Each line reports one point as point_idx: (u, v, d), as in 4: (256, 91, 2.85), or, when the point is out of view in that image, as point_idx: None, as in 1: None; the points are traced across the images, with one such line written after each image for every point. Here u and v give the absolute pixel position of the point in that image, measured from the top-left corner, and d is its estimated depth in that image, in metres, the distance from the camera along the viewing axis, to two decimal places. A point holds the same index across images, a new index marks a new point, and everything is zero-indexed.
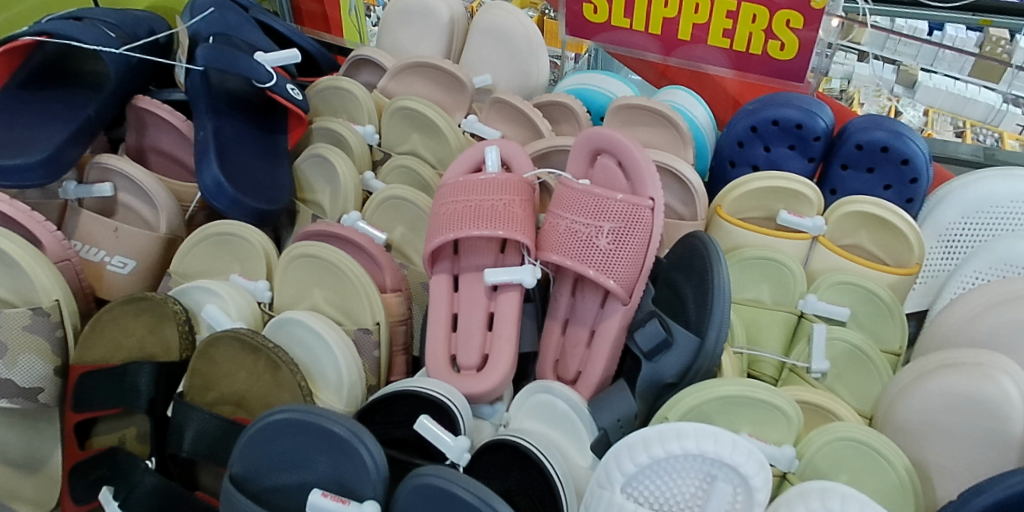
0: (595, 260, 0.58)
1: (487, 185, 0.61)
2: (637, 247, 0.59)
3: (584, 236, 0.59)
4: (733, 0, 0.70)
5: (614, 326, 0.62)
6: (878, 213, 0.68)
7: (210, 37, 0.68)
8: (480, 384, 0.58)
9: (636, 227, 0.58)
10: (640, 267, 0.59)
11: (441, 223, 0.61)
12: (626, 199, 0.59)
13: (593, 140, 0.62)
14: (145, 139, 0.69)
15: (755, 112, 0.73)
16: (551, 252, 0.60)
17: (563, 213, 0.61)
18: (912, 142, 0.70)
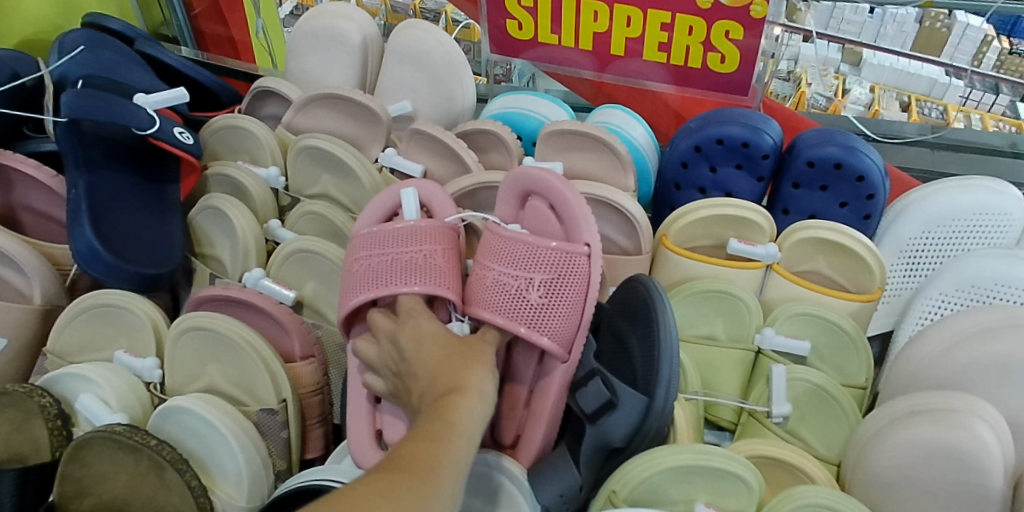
0: (527, 317, 0.51)
1: (404, 235, 0.53)
2: (573, 299, 0.52)
3: (513, 289, 0.51)
4: (666, 12, 0.64)
5: (552, 388, 0.55)
6: (833, 238, 0.63)
7: (79, 81, 0.61)
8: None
9: (571, 277, 0.52)
10: (577, 320, 0.53)
11: (351, 283, 0.53)
12: (560, 246, 0.52)
13: (522, 179, 0.55)
14: (13, 198, 0.61)
15: (698, 130, 0.67)
16: (478, 309, 0.52)
17: (490, 264, 0.53)
18: (866, 156, 0.64)
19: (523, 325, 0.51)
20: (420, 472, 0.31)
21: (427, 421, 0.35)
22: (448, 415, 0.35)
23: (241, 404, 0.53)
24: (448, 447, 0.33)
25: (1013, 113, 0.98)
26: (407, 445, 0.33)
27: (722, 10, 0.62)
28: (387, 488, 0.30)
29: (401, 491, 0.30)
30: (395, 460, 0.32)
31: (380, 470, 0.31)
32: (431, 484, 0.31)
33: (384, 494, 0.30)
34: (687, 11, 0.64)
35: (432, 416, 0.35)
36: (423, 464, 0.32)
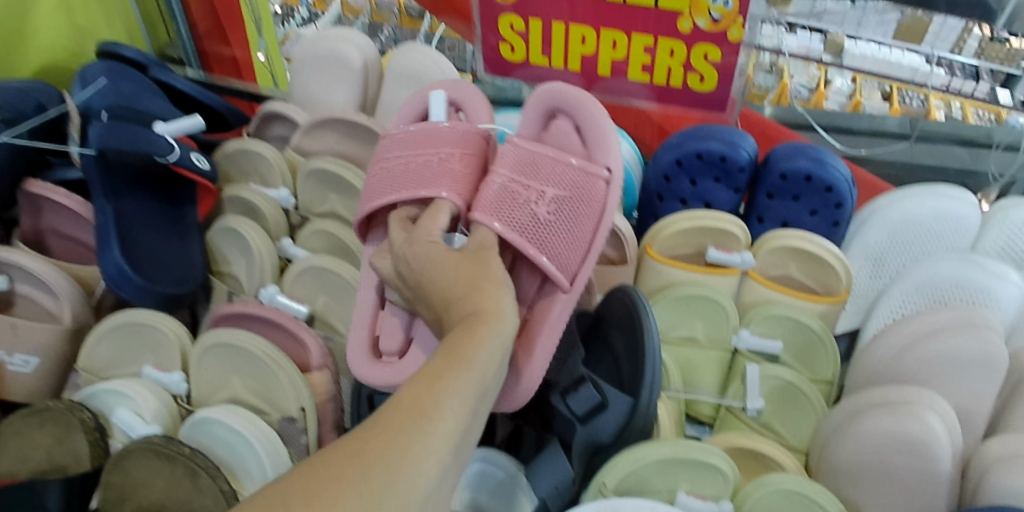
0: (532, 231, 0.50)
1: (434, 138, 0.55)
2: (582, 222, 0.52)
3: (521, 197, 0.51)
4: (650, 36, 0.69)
5: (551, 315, 0.51)
6: (804, 247, 0.68)
7: (104, 111, 0.65)
8: (394, 373, 0.49)
9: (587, 198, 0.52)
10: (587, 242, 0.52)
11: (376, 190, 0.54)
12: (579, 164, 0.52)
13: (552, 94, 0.55)
14: (42, 222, 0.67)
15: (680, 146, 0.72)
16: (478, 212, 0.49)
17: (499, 169, 0.52)
18: (834, 169, 0.69)
19: (527, 241, 0.49)
20: (417, 415, 0.31)
21: (435, 361, 0.35)
22: (459, 356, 0.34)
23: (262, 412, 0.58)
24: (454, 386, 0.33)
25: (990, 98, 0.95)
26: (411, 383, 0.33)
27: (700, 34, 0.67)
28: (379, 424, 0.30)
29: (394, 433, 0.29)
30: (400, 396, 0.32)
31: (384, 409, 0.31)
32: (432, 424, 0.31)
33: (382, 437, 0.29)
34: (669, 34, 0.68)
35: (442, 356, 0.35)
36: (425, 405, 0.31)
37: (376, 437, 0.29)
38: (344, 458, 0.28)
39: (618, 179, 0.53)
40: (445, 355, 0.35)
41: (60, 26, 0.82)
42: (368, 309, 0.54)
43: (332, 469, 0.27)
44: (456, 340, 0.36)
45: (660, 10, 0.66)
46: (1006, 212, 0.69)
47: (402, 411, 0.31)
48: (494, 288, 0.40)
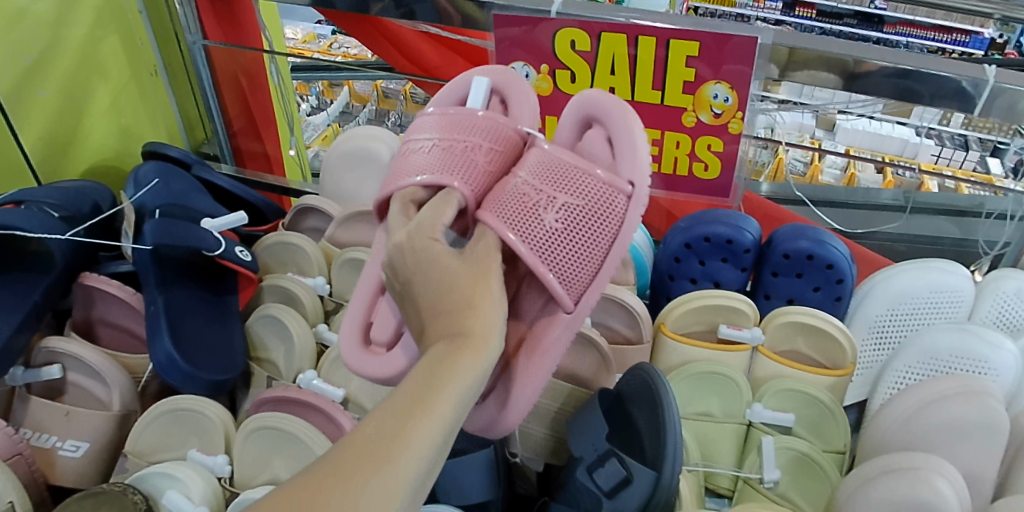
0: (540, 241, 0.51)
1: (465, 126, 0.55)
2: (597, 236, 0.53)
3: (534, 203, 0.52)
4: (657, 130, 0.74)
5: (547, 334, 0.52)
6: (809, 321, 0.72)
7: (157, 210, 0.71)
8: (382, 367, 0.50)
9: (605, 213, 0.53)
10: (599, 261, 0.53)
11: (392, 173, 0.55)
12: (603, 178, 0.53)
13: (595, 102, 0.56)
14: (93, 313, 0.71)
15: (688, 229, 0.76)
16: (486, 211, 0.51)
17: (519, 171, 0.53)
18: (834, 247, 0.72)
19: (534, 251, 0.51)
20: (382, 453, 0.34)
21: (417, 378, 0.38)
22: (437, 384, 0.37)
23: None
24: (423, 422, 0.36)
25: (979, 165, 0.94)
26: (381, 415, 0.36)
27: (703, 127, 0.73)
28: (345, 459, 0.34)
29: (354, 473, 0.33)
30: (382, 413, 0.36)
31: (367, 426, 0.35)
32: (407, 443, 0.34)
33: (359, 460, 0.33)
34: (674, 128, 0.74)
35: (424, 372, 0.38)
36: (404, 424, 0.35)
37: (338, 476, 0.33)
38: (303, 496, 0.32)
39: (640, 198, 0.54)
40: (422, 385, 0.37)
41: (111, 130, 0.89)
42: (366, 301, 0.55)
43: (316, 491, 0.32)
44: (437, 367, 0.38)
45: (665, 106, 0.72)
46: (997, 284, 0.72)
47: (365, 449, 0.34)
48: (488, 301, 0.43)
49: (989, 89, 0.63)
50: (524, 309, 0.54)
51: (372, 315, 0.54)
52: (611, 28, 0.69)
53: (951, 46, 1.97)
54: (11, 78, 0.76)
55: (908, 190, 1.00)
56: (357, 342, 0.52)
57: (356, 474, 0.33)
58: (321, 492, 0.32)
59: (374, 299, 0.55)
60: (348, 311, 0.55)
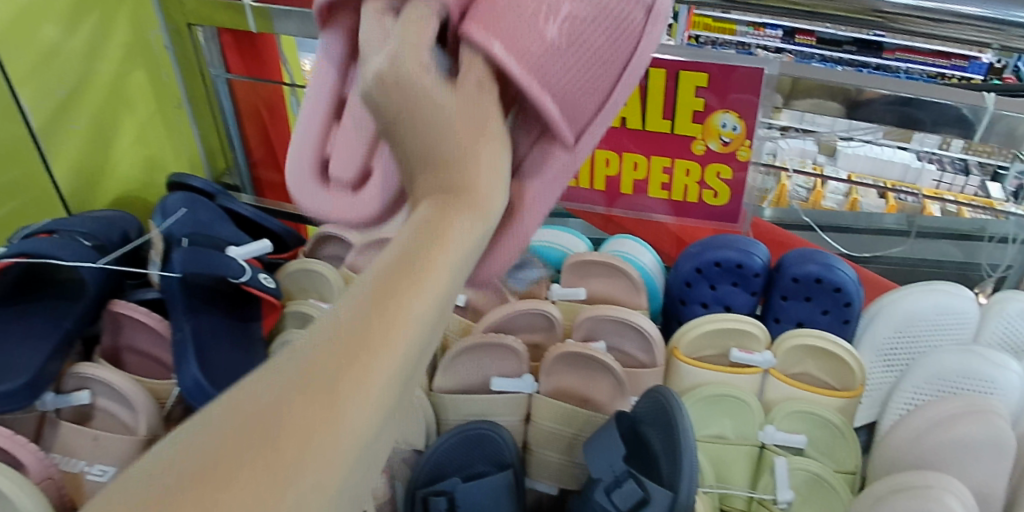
0: (539, 58, 0.50)
1: None
2: (604, 49, 0.53)
3: (531, 17, 0.50)
4: (668, 158, 0.77)
5: (549, 167, 0.51)
6: (819, 344, 0.73)
7: (184, 238, 0.73)
8: (349, 206, 0.55)
9: (617, 21, 0.53)
10: (607, 87, 0.54)
11: None
12: None
13: None
14: (121, 340, 0.73)
15: (699, 254, 0.78)
16: (475, 25, 0.49)
17: None
18: (842, 271, 0.74)
19: (540, 77, 0.50)
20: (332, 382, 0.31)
21: (384, 273, 0.35)
22: (397, 302, 0.34)
23: None
24: (381, 349, 0.33)
25: (985, 193, 0.88)
26: (330, 339, 0.32)
27: (713, 155, 0.75)
28: (286, 389, 0.30)
29: (303, 409, 0.30)
30: (335, 334, 0.32)
31: (325, 334, 0.32)
32: (379, 359, 0.32)
33: (326, 374, 0.31)
34: (684, 156, 0.76)
35: (384, 283, 0.35)
36: (373, 336, 0.32)
37: (282, 410, 0.29)
38: (243, 435, 0.28)
39: (660, 13, 0.54)
40: (376, 301, 0.34)
41: (136, 161, 0.94)
42: (319, 122, 0.59)
43: (279, 409, 0.29)
44: (397, 277, 0.35)
45: (676, 135, 0.75)
46: (1002, 305, 0.73)
47: (311, 377, 0.31)
48: (486, 157, 0.43)
49: (989, 116, 0.66)
50: (517, 148, 0.52)
51: (326, 145, 0.59)
52: None
53: (951, 70, 2.00)
54: (44, 111, 0.80)
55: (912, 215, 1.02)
56: (313, 175, 0.58)
57: (333, 380, 0.31)
58: (285, 411, 0.29)
59: (327, 124, 0.59)
60: (300, 126, 0.60)
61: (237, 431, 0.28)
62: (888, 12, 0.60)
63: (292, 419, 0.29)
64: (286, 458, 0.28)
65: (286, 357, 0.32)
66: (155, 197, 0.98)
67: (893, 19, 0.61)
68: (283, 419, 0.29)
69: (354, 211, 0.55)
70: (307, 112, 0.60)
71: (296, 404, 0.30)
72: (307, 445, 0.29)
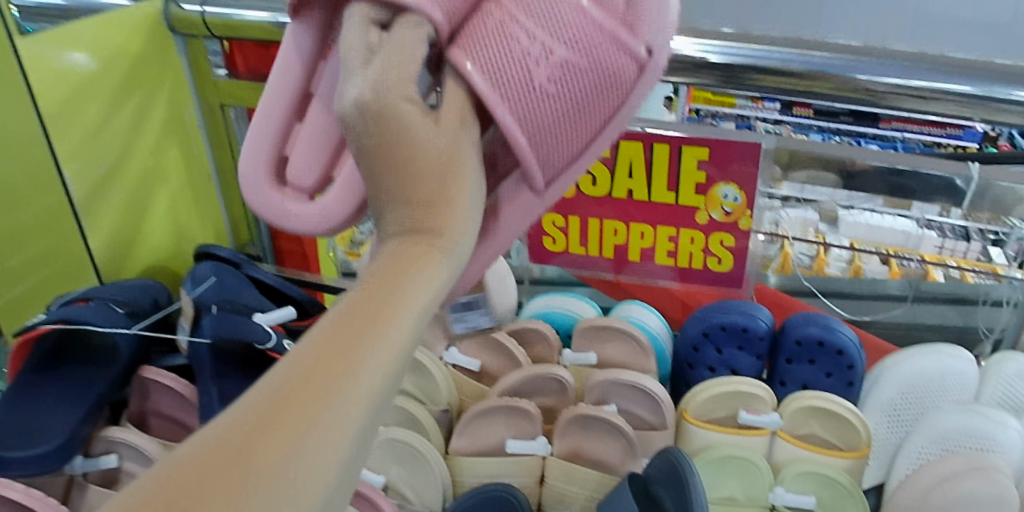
0: (527, 109, 0.55)
1: None
2: (593, 109, 0.58)
3: (524, 62, 0.54)
4: (673, 227, 0.81)
5: (517, 202, 0.58)
6: (824, 406, 0.75)
7: (214, 305, 0.77)
8: (302, 218, 0.59)
9: (611, 81, 0.57)
10: (589, 138, 0.59)
11: None
12: (620, 48, 0.56)
13: None
14: (148, 405, 0.77)
15: (704, 319, 0.81)
16: (465, 56, 0.53)
17: (515, 15, 0.55)
18: (844, 334, 0.77)
19: (521, 114, 0.55)
20: (325, 381, 0.34)
21: (369, 294, 0.39)
22: (380, 315, 0.38)
23: None
24: (368, 353, 0.36)
25: (988, 259, 0.88)
26: (322, 342, 0.36)
27: (715, 224, 0.80)
28: (283, 389, 0.33)
29: (298, 404, 0.32)
30: (325, 339, 0.36)
31: (286, 368, 0.34)
32: (344, 389, 0.34)
33: (291, 401, 0.32)
34: (688, 225, 0.80)
35: (367, 301, 0.39)
36: (354, 343, 0.36)
37: (278, 405, 0.32)
38: (244, 429, 0.30)
39: (648, 76, 0.57)
40: (362, 317, 0.38)
41: (165, 232, 0.99)
42: (280, 126, 0.62)
43: (247, 433, 0.30)
44: (379, 294, 0.40)
45: (680, 205, 0.79)
46: (1000, 366, 0.75)
47: (305, 374, 0.34)
48: (457, 192, 0.47)
49: (976, 185, 0.71)
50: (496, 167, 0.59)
51: (284, 145, 0.63)
52: (628, 134, 0.76)
53: (946, 138, 2.06)
54: (84, 187, 0.86)
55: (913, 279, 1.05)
56: (269, 173, 0.62)
57: (326, 380, 0.34)
58: (254, 430, 0.30)
59: (289, 126, 0.62)
60: (259, 127, 0.62)
61: (207, 452, 0.29)
62: (876, 90, 0.65)
63: (262, 440, 0.30)
64: (281, 447, 0.30)
65: (246, 393, 0.33)
66: (181, 268, 1.03)
67: (882, 96, 0.65)
68: (249, 440, 0.30)
69: (307, 215, 0.59)
70: (267, 112, 0.62)
71: (263, 427, 0.31)
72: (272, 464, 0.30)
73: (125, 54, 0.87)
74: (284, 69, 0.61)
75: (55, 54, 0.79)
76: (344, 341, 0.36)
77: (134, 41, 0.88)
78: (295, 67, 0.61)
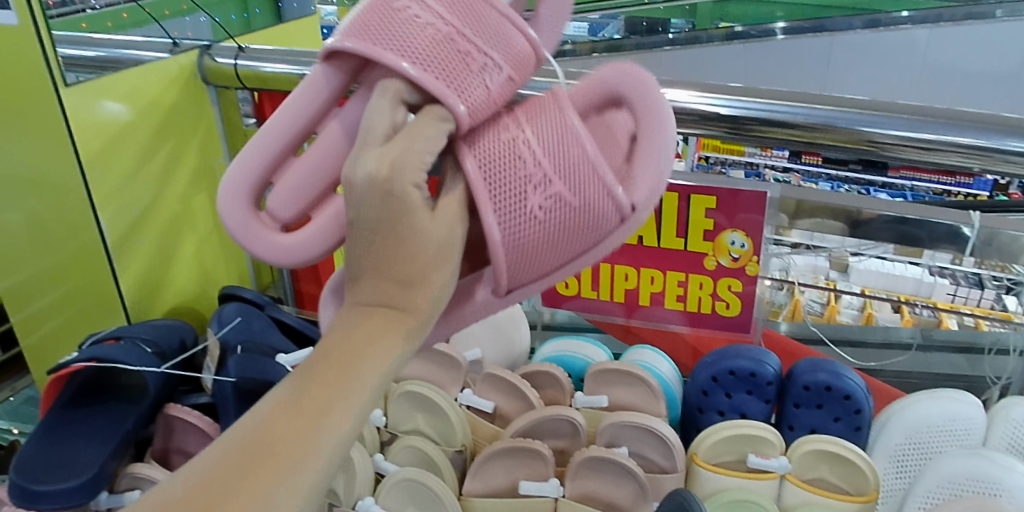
0: (516, 230, 0.48)
1: (487, 26, 0.48)
2: (573, 244, 0.50)
3: (522, 176, 0.48)
4: (682, 272, 0.84)
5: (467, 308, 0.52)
6: (831, 449, 0.76)
7: (239, 344, 0.81)
8: (288, 253, 0.52)
9: (593, 226, 0.49)
10: (557, 272, 0.52)
11: (382, 26, 0.46)
12: (613, 196, 0.48)
13: (633, 82, 0.50)
14: (171, 443, 0.78)
15: (714, 363, 0.83)
16: (469, 155, 0.48)
17: (524, 125, 0.49)
18: (851, 379, 0.78)
19: (502, 223, 0.48)
20: (283, 438, 0.38)
21: (346, 344, 0.42)
22: (352, 366, 0.41)
23: None
24: (331, 407, 0.39)
25: (1002, 307, 0.90)
26: (291, 396, 0.40)
27: (724, 270, 0.82)
28: (247, 445, 0.37)
29: (256, 463, 0.37)
30: (295, 392, 0.40)
31: (247, 429, 0.38)
32: (281, 471, 0.37)
33: (241, 471, 0.36)
34: (697, 271, 0.83)
35: (345, 351, 0.42)
36: (321, 398, 0.40)
37: (241, 461, 0.37)
38: (210, 486, 0.35)
39: (633, 225, 0.50)
40: (331, 370, 0.41)
41: (192, 275, 1.02)
42: (275, 153, 0.53)
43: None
44: (352, 347, 0.42)
45: (689, 251, 0.82)
46: (1009, 411, 0.75)
47: (269, 430, 0.38)
48: (446, 264, 0.45)
49: (979, 232, 0.73)
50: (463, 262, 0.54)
51: (274, 172, 0.54)
52: None
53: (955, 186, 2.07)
54: (118, 230, 0.89)
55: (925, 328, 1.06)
56: (248, 202, 0.53)
57: (285, 437, 0.38)
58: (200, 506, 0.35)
59: (284, 156, 0.53)
60: (251, 149, 0.52)
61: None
62: (880, 143, 0.68)
63: (212, 506, 0.35)
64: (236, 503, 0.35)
65: (207, 453, 0.38)
66: (205, 310, 1.06)
67: (886, 148, 0.68)
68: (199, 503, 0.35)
69: (288, 252, 0.52)
70: (269, 134, 0.52)
71: (214, 491, 0.35)
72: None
73: (160, 105, 0.92)
74: (303, 98, 0.51)
75: (96, 105, 0.84)
76: (309, 397, 0.39)
77: (169, 92, 0.94)
78: (315, 102, 0.51)
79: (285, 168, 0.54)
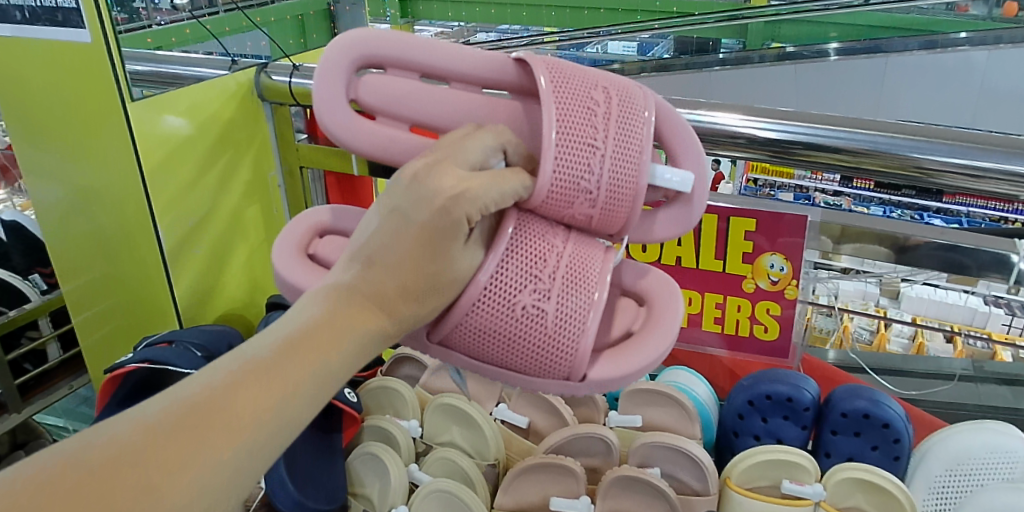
0: (490, 310, 0.47)
1: (625, 171, 0.48)
2: (514, 362, 0.49)
3: (533, 276, 0.48)
4: (720, 294, 0.83)
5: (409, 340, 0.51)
6: (869, 478, 0.74)
7: None
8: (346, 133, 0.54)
9: (541, 362, 0.48)
10: (483, 370, 0.50)
11: (571, 88, 0.48)
12: (575, 355, 0.48)
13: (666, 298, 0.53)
14: None
15: (751, 387, 0.82)
16: (513, 225, 0.48)
17: (569, 244, 0.49)
18: (890, 407, 0.77)
19: (488, 290, 0.47)
20: (233, 406, 0.40)
21: (320, 330, 0.44)
22: (318, 351, 0.43)
23: None
24: (287, 384, 0.42)
25: None
26: (255, 365, 0.42)
27: (762, 293, 0.82)
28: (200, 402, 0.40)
29: (204, 422, 0.39)
30: (263, 358, 0.42)
31: (208, 389, 0.40)
32: (224, 436, 0.39)
33: (188, 426, 0.39)
34: (735, 293, 0.83)
35: (318, 333, 0.43)
36: (282, 375, 0.42)
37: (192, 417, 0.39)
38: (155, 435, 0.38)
39: (569, 388, 0.50)
40: (297, 352, 0.43)
41: (241, 284, 1.07)
42: (398, 60, 0.53)
43: (127, 454, 0.37)
44: (321, 340, 0.43)
45: (727, 273, 0.82)
46: None
47: (222, 393, 0.40)
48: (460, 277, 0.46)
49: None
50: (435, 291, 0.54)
51: (393, 66, 0.54)
52: None
53: (1014, 212, 1.98)
54: (175, 238, 0.94)
55: (977, 360, 1.02)
56: (351, 72, 0.53)
57: (236, 402, 0.40)
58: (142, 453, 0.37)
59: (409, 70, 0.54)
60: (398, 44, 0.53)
61: (112, 454, 0.37)
62: (925, 168, 0.67)
63: (154, 454, 0.37)
64: (174, 457, 0.38)
65: (163, 398, 0.40)
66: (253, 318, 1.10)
67: (931, 174, 0.67)
68: (148, 456, 0.37)
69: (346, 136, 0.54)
70: (412, 42, 0.53)
71: (164, 444, 0.38)
72: (164, 486, 0.37)
73: (219, 120, 0.97)
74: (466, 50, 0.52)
75: (159, 119, 0.88)
76: (270, 370, 0.42)
77: (226, 108, 0.98)
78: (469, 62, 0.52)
79: (401, 74, 0.54)
